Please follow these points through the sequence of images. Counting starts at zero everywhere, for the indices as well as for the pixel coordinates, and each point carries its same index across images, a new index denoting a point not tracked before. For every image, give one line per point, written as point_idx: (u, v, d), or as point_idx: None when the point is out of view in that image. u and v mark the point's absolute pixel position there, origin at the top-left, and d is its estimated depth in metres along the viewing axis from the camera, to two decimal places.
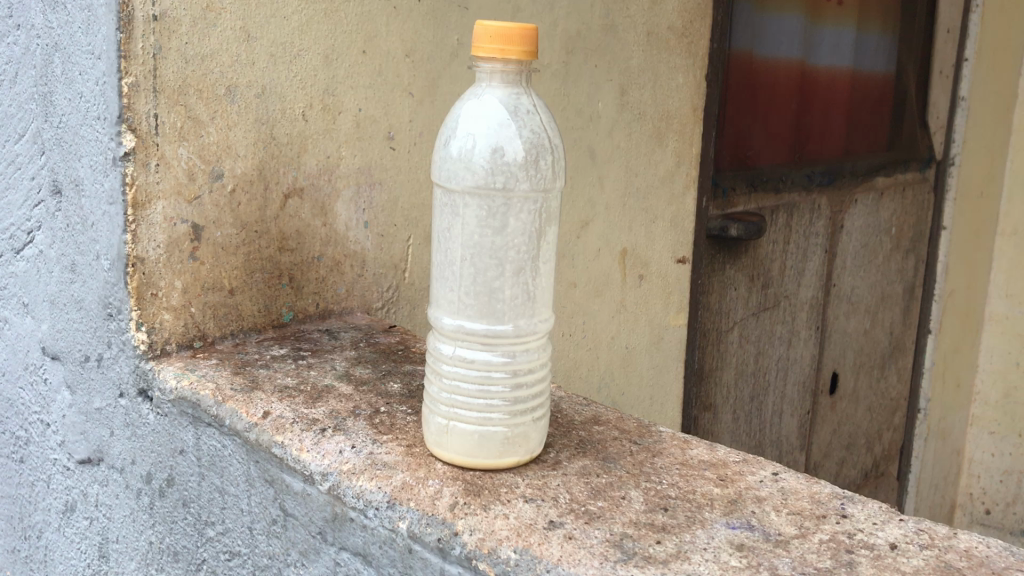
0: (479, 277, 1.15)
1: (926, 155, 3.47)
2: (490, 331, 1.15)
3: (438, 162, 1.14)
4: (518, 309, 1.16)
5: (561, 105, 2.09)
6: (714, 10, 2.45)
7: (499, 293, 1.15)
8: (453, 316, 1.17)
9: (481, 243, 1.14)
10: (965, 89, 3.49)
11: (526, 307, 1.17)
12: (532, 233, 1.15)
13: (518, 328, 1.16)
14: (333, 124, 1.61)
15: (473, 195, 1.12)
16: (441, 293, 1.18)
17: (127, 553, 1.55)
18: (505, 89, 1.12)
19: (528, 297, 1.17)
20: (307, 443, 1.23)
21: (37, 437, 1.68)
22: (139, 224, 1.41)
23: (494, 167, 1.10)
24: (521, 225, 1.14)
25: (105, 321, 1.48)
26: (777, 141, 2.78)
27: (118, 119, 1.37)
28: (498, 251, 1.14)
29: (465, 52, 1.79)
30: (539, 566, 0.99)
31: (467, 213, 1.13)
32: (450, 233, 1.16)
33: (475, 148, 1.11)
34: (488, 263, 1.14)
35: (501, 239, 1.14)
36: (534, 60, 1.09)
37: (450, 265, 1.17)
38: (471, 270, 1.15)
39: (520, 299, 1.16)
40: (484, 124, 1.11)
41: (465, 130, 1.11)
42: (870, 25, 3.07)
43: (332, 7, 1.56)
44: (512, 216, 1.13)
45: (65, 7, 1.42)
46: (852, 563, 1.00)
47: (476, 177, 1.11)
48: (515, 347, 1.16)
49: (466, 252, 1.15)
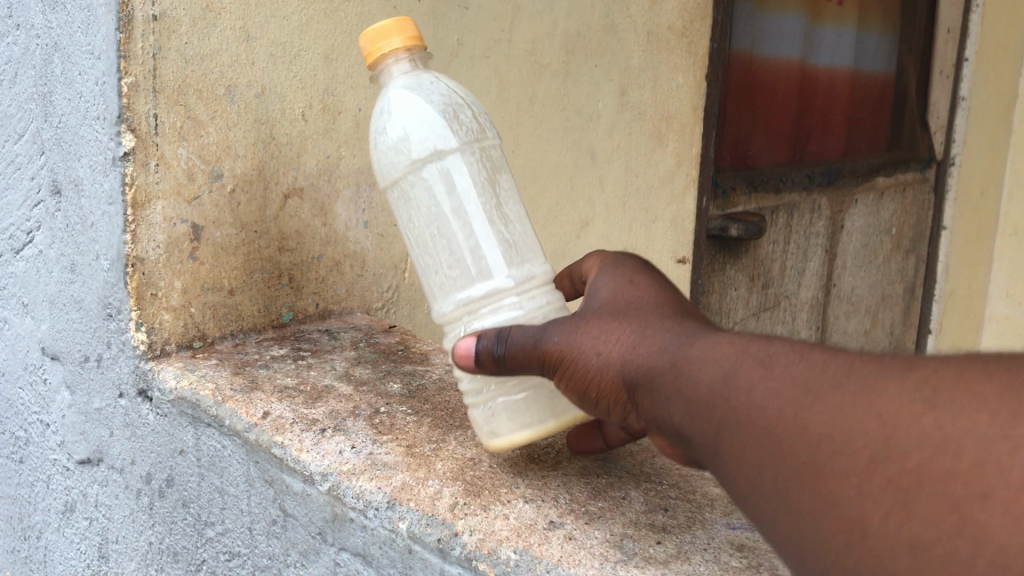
0: (455, 241, 1.15)
1: (926, 156, 3.51)
2: (490, 288, 1.14)
3: (376, 163, 1.19)
4: (503, 260, 1.16)
5: (561, 105, 2.10)
6: (715, 10, 2.47)
7: (478, 249, 1.15)
8: (450, 295, 1.15)
9: (439, 223, 1.15)
10: (966, 89, 3.50)
11: (511, 256, 1.16)
12: (485, 185, 1.18)
13: (513, 277, 1.15)
14: (333, 124, 1.63)
15: (415, 179, 1.16)
16: (433, 285, 1.17)
17: (127, 553, 1.55)
18: (401, 71, 1.20)
19: (508, 245, 1.17)
20: (307, 443, 1.23)
21: (37, 437, 1.68)
22: (139, 224, 1.40)
23: (428, 150, 1.15)
24: (472, 179, 1.17)
25: (105, 322, 1.47)
26: (776, 141, 2.81)
27: (118, 119, 1.35)
28: (462, 211, 1.15)
29: (465, 52, 1.83)
30: (540, 566, 0.98)
31: (413, 200, 1.16)
32: (410, 230, 1.18)
33: (400, 126, 1.16)
34: (458, 224, 1.15)
35: (461, 198, 1.16)
36: (412, 32, 1.18)
37: (427, 250, 1.16)
38: (445, 240, 1.15)
39: (501, 248, 1.16)
40: (404, 112, 1.16)
41: (386, 121, 1.17)
42: (870, 25, 3.11)
43: (332, 7, 1.58)
44: (460, 173, 1.16)
45: (65, 7, 1.41)
46: None
47: (414, 148, 1.15)
48: (522, 297, 1.14)
49: (435, 225, 1.15)
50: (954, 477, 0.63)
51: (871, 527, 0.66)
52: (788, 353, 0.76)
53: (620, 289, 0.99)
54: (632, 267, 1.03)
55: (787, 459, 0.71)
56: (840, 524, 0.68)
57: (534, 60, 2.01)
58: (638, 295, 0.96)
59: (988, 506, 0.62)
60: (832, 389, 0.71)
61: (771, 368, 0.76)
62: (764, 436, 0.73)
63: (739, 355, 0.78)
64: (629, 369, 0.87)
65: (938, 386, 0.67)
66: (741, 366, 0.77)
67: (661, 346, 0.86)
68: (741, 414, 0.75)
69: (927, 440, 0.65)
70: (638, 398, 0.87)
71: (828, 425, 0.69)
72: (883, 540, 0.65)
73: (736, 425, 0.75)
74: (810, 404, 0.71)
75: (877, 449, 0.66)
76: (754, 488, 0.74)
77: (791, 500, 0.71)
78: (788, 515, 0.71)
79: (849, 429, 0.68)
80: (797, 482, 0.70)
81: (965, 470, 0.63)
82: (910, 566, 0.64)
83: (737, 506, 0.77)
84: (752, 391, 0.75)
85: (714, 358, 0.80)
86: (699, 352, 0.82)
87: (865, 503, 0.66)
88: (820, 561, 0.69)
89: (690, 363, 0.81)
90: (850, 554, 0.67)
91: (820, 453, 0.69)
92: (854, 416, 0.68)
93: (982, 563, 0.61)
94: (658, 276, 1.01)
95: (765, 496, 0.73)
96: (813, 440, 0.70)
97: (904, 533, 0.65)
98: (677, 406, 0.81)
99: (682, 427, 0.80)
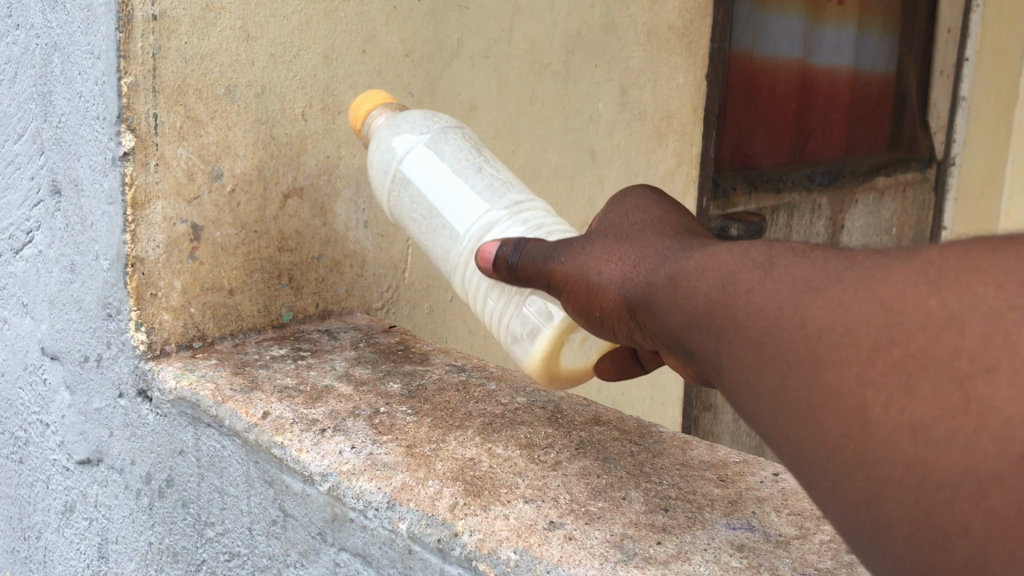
0: (454, 193, 1.38)
1: (925, 156, 3.56)
2: (490, 218, 1.34)
3: (379, 175, 1.46)
4: (496, 194, 1.38)
5: (562, 105, 2.11)
6: (714, 11, 2.49)
7: (475, 192, 1.38)
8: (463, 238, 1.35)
9: (438, 198, 1.39)
10: (965, 89, 3.61)
11: (502, 192, 1.39)
12: (470, 152, 1.45)
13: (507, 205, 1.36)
14: (333, 123, 1.64)
15: (411, 173, 1.42)
16: (450, 240, 1.36)
17: (127, 553, 1.54)
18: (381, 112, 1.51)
19: (497, 185, 1.40)
20: (307, 444, 1.23)
21: (37, 437, 1.68)
22: (139, 224, 1.40)
23: (416, 147, 1.43)
24: (458, 150, 1.44)
25: (105, 321, 1.47)
26: (777, 141, 2.85)
27: (118, 119, 1.35)
28: (455, 170, 1.41)
29: (465, 52, 1.83)
30: (540, 567, 0.98)
31: (415, 190, 1.42)
32: (417, 218, 1.42)
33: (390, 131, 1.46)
34: (454, 178, 1.40)
35: (451, 162, 1.42)
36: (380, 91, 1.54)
37: (436, 214, 1.39)
38: (446, 195, 1.39)
39: (493, 187, 1.39)
40: (390, 129, 1.46)
41: (378, 136, 1.47)
42: (871, 25, 3.13)
43: (332, 7, 1.57)
44: (447, 146, 1.44)
45: (65, 6, 1.41)
46: (852, 564, 1.00)
47: (405, 139, 1.44)
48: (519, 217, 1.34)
49: (437, 188, 1.40)
50: (959, 355, 0.58)
51: (873, 416, 0.61)
52: (790, 257, 0.73)
53: (625, 215, 1.07)
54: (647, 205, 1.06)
55: (785, 357, 0.67)
56: (841, 416, 0.62)
57: (534, 59, 2.01)
58: (643, 227, 1.02)
59: (994, 380, 0.57)
60: (833, 283, 0.67)
61: (770, 271, 0.73)
62: (763, 335, 0.69)
63: (738, 261, 0.77)
64: (631, 288, 0.94)
65: (944, 268, 0.62)
66: (741, 271, 0.76)
67: (659, 262, 0.92)
68: (739, 316, 0.72)
69: (932, 321, 0.60)
70: (640, 316, 0.92)
71: (829, 318, 0.65)
72: (886, 427, 0.60)
73: (733, 326, 0.73)
74: (810, 298, 0.67)
75: (880, 336, 0.62)
76: (757, 392, 0.69)
77: (789, 399, 0.66)
78: (789, 416, 0.66)
79: (851, 319, 0.64)
80: (795, 378, 0.66)
81: (971, 347, 0.58)
82: (913, 453, 0.59)
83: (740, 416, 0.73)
84: (750, 292, 0.73)
85: (711, 268, 0.80)
86: (695, 266, 0.83)
87: (866, 391, 0.61)
88: (821, 460, 0.64)
89: (687, 275, 0.83)
90: (851, 446, 0.62)
91: (820, 346, 0.65)
92: (855, 306, 0.64)
93: (986, 439, 0.56)
94: (665, 202, 1.08)
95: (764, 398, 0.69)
96: (814, 336, 0.65)
97: (906, 417, 0.59)
98: (670, 317, 0.83)
99: (678, 334, 0.81)
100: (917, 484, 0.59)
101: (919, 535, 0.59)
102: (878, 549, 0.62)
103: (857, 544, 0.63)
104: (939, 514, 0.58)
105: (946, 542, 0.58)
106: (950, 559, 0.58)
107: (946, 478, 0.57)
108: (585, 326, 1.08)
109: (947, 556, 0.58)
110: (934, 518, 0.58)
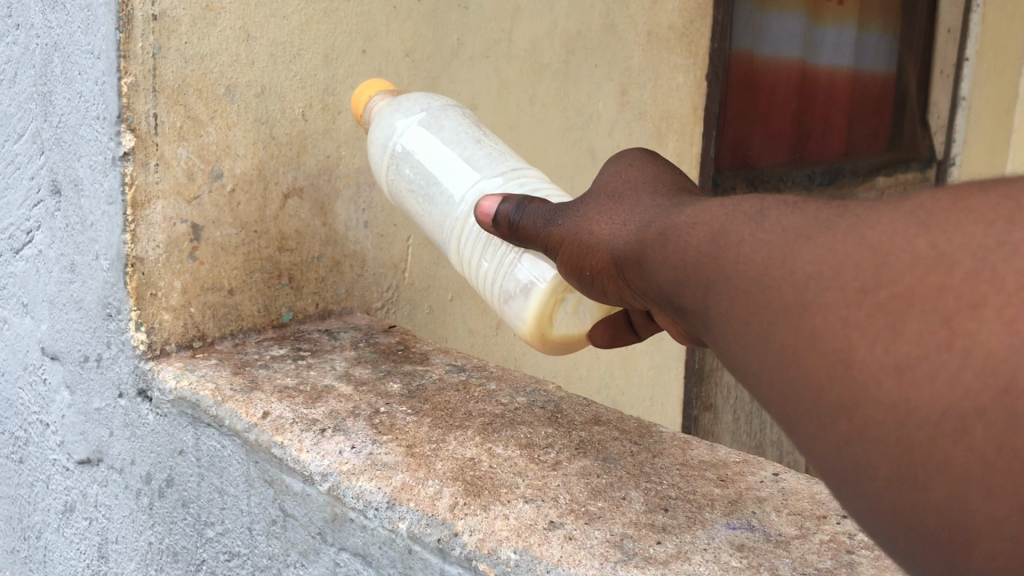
0: (451, 161, 1.39)
1: (926, 155, 3.59)
2: (487, 183, 1.34)
3: (377, 156, 1.46)
4: (493, 161, 1.39)
5: (562, 105, 2.11)
6: (715, 11, 2.50)
7: (472, 159, 1.39)
8: (461, 204, 1.35)
9: (437, 165, 1.39)
10: (966, 88, 3.64)
11: (499, 159, 1.39)
12: (466, 124, 1.46)
13: (504, 170, 1.37)
14: (333, 123, 1.64)
15: (408, 146, 1.42)
16: (448, 207, 1.36)
17: (127, 553, 1.55)
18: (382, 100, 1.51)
19: (494, 153, 1.41)
20: (307, 444, 1.23)
21: (37, 437, 1.68)
22: (138, 224, 1.40)
23: (416, 120, 1.44)
24: (455, 122, 1.45)
25: (105, 321, 1.47)
26: (777, 141, 2.87)
27: (118, 119, 1.35)
28: (452, 141, 1.42)
29: (465, 52, 1.83)
30: (540, 566, 0.98)
31: (412, 160, 1.42)
32: (415, 189, 1.42)
33: (388, 112, 1.47)
34: (451, 148, 1.40)
35: (448, 134, 1.43)
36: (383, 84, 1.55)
37: (434, 184, 1.39)
38: (443, 163, 1.39)
39: (490, 154, 1.40)
40: (392, 106, 1.47)
41: (378, 122, 1.47)
42: (871, 25, 3.13)
43: (333, 7, 1.57)
44: (444, 118, 1.45)
45: (65, 6, 1.41)
46: (852, 564, 1.00)
47: (404, 112, 1.45)
48: (515, 182, 1.35)
49: (434, 158, 1.40)
50: (945, 292, 0.52)
51: (856, 356, 0.55)
52: (783, 208, 0.67)
53: (618, 171, 0.99)
54: (629, 162, 1.00)
55: (772, 303, 0.61)
56: (825, 358, 0.57)
57: (535, 59, 2.01)
58: (631, 182, 0.95)
59: (981, 316, 0.51)
60: (824, 229, 0.61)
61: (762, 222, 0.67)
62: (751, 286, 0.63)
63: (729, 214, 0.70)
64: (621, 247, 0.87)
65: (935, 209, 0.56)
66: (731, 224, 0.69)
67: (649, 218, 0.85)
68: (728, 268, 0.66)
69: (920, 260, 0.54)
70: (628, 275, 0.85)
71: (817, 263, 0.59)
72: (870, 368, 0.54)
73: (722, 279, 0.66)
74: (800, 246, 0.61)
75: (867, 277, 0.56)
76: (742, 341, 0.63)
77: (772, 347, 0.61)
78: (772, 364, 0.61)
79: (839, 262, 0.58)
80: (780, 326, 0.60)
81: (958, 285, 0.52)
82: (895, 394, 0.53)
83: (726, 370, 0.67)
84: (740, 244, 0.66)
85: (702, 221, 0.73)
86: (686, 219, 0.76)
87: (851, 332, 0.55)
88: (804, 404, 0.58)
89: (676, 229, 0.76)
90: (834, 388, 0.56)
91: (808, 291, 0.59)
92: (845, 250, 0.58)
93: (969, 375, 0.50)
94: (660, 161, 1.00)
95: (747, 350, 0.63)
96: (801, 281, 0.59)
97: (890, 357, 0.53)
98: (662, 272, 0.75)
99: (668, 292, 0.74)
100: (899, 425, 0.53)
101: (901, 477, 0.54)
102: (859, 494, 0.57)
103: (839, 489, 0.58)
104: (920, 454, 0.53)
105: (926, 482, 0.53)
106: (930, 500, 0.53)
107: (928, 416, 0.52)
108: (579, 289, 1.02)
109: (927, 498, 0.53)
110: (916, 459, 0.53)
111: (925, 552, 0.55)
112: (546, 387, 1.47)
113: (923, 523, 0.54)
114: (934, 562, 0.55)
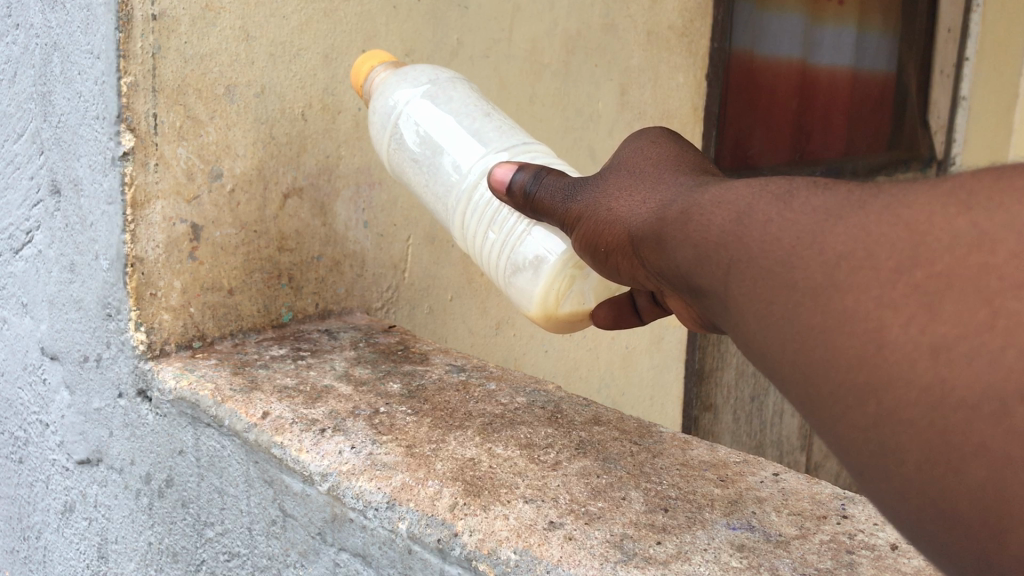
0: (459, 132, 1.39)
1: (926, 155, 3.59)
2: (499, 152, 1.35)
3: (381, 131, 1.45)
4: (503, 133, 1.39)
5: (562, 104, 2.11)
6: (715, 11, 2.53)
7: (480, 131, 1.39)
8: (470, 171, 1.34)
9: (445, 129, 1.40)
10: (966, 88, 3.65)
11: (508, 130, 1.40)
12: (473, 96, 1.47)
13: (514, 141, 1.37)
14: (333, 123, 1.64)
15: (415, 114, 1.41)
16: (456, 177, 1.36)
17: (126, 553, 1.54)
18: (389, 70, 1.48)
19: (502, 125, 1.41)
20: (307, 444, 1.23)
21: (37, 437, 1.68)
22: (138, 223, 1.40)
23: (423, 91, 1.43)
24: (463, 95, 1.46)
25: (105, 321, 1.47)
26: (777, 140, 2.87)
27: (117, 119, 1.35)
28: (460, 112, 1.42)
29: (465, 51, 1.83)
30: (540, 567, 0.98)
31: (418, 123, 1.41)
32: (419, 159, 1.41)
33: (396, 85, 1.44)
34: (460, 118, 1.41)
35: (456, 105, 1.43)
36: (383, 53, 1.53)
37: (441, 152, 1.39)
38: (452, 133, 1.39)
39: (498, 126, 1.41)
40: (395, 77, 1.46)
41: (382, 96, 1.45)
42: (871, 24, 3.14)
43: (332, 7, 1.58)
44: (451, 91, 1.46)
45: (65, 6, 1.41)
46: (853, 564, 1.00)
47: (411, 82, 1.44)
48: (525, 154, 1.35)
49: (443, 128, 1.40)
50: (987, 273, 0.52)
51: (889, 338, 0.55)
52: (811, 189, 0.66)
53: (640, 148, 0.98)
54: (651, 143, 0.98)
55: (799, 282, 0.61)
56: (856, 339, 0.56)
57: (535, 59, 2.01)
58: (652, 164, 0.94)
59: None
60: (854, 211, 0.60)
61: (790, 203, 0.66)
62: (778, 266, 0.63)
63: (757, 194, 0.69)
64: (638, 225, 0.87)
65: (975, 187, 0.55)
66: (758, 203, 0.68)
67: (671, 197, 0.83)
68: (753, 249, 0.66)
69: (960, 240, 0.54)
70: (644, 252, 0.84)
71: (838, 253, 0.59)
72: (904, 348, 0.54)
73: (747, 259, 0.66)
74: (831, 228, 0.61)
75: (902, 259, 0.56)
76: (764, 322, 0.63)
77: (797, 327, 0.60)
78: (797, 344, 0.61)
79: (873, 243, 0.57)
80: (808, 308, 0.60)
81: (1001, 265, 0.52)
82: (930, 374, 0.53)
83: (745, 354, 0.67)
84: (767, 224, 0.66)
85: (727, 201, 0.72)
86: (711, 199, 0.75)
87: (883, 313, 0.55)
88: (830, 386, 0.58)
89: (701, 208, 0.75)
90: (864, 369, 0.56)
91: (840, 271, 0.58)
92: (879, 233, 0.58)
93: (1013, 356, 0.50)
94: (682, 140, 0.99)
95: (769, 332, 0.63)
96: (832, 261, 0.59)
97: (925, 337, 0.53)
98: (681, 250, 0.75)
99: (687, 271, 0.74)
100: (933, 408, 0.53)
101: (932, 459, 0.53)
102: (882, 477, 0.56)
103: (862, 472, 0.58)
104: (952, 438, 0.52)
105: (961, 465, 0.52)
106: (964, 483, 0.52)
107: (965, 399, 0.51)
108: (593, 266, 1.01)
109: (959, 482, 0.53)
110: (950, 441, 0.52)
111: (953, 537, 0.55)
112: (546, 388, 1.46)
113: (955, 508, 0.53)
114: (961, 547, 0.55)
